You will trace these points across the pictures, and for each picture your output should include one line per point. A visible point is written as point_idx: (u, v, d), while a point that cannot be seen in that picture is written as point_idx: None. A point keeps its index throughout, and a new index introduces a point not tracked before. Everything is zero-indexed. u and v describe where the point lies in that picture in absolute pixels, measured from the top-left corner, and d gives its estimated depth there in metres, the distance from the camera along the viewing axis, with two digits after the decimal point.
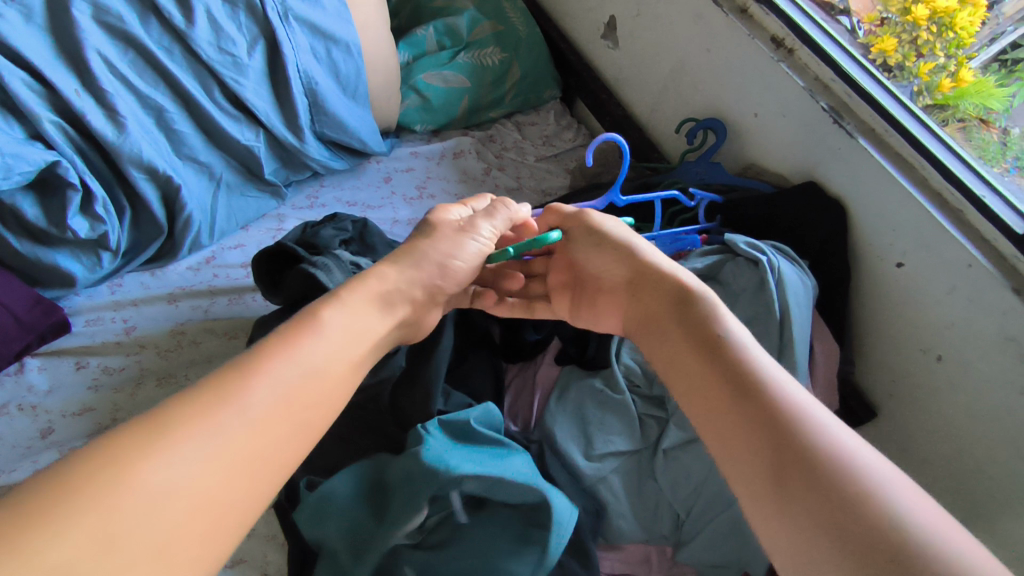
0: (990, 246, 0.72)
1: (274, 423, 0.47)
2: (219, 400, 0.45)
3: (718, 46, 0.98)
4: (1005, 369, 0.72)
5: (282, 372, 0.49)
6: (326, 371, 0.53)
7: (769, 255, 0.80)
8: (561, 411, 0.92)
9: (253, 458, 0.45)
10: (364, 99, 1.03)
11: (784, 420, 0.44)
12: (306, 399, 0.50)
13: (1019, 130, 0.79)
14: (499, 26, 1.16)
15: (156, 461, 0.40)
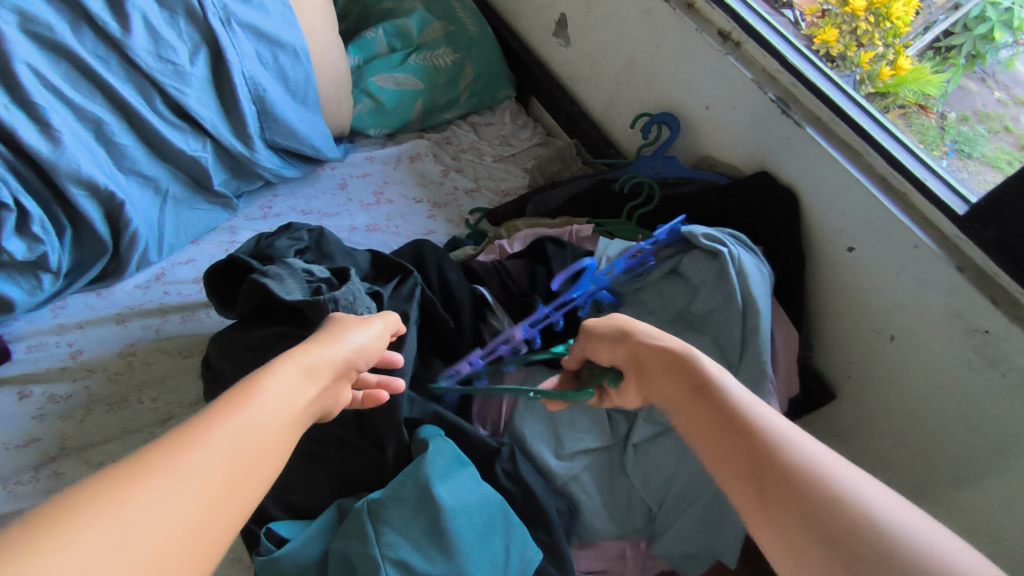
0: (937, 229, 0.77)
1: (226, 495, 0.35)
2: (156, 453, 0.34)
3: (668, 42, 0.99)
4: (952, 342, 0.78)
5: (233, 419, 0.38)
6: (286, 415, 0.42)
7: (729, 247, 0.81)
8: (529, 411, 0.89)
9: (210, 522, 0.33)
10: (314, 105, 1.00)
11: (780, 463, 0.39)
12: (265, 447, 0.39)
13: (955, 114, 0.84)
14: (449, 27, 1.17)
15: (81, 535, 0.28)
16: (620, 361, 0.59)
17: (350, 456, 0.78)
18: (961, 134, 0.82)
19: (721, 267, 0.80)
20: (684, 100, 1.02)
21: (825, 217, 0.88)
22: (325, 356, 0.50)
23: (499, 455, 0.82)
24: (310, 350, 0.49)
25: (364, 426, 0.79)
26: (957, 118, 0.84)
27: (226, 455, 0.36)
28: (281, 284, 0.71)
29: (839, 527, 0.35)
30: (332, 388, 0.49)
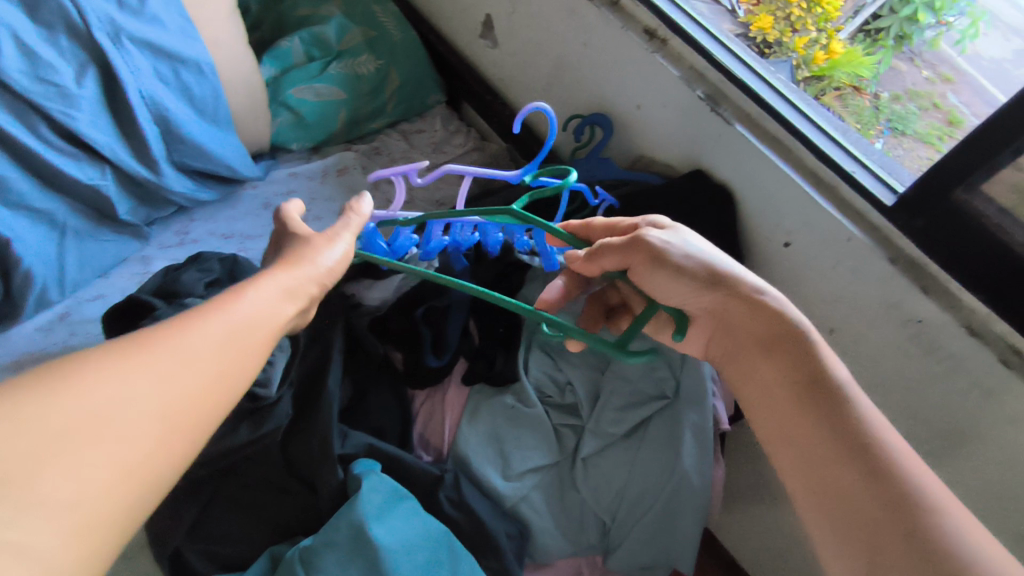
0: (866, 220, 0.77)
1: (208, 374, 0.42)
2: (161, 334, 0.41)
3: (595, 41, 0.96)
4: (889, 333, 0.78)
5: (225, 316, 0.45)
6: (270, 320, 0.49)
7: None
8: (473, 432, 0.84)
9: (202, 399, 0.41)
10: (225, 123, 0.94)
11: (888, 469, 0.46)
12: (249, 345, 0.46)
13: (888, 94, 0.92)
14: (370, 33, 1.12)
15: (100, 383, 0.36)
16: (696, 306, 0.61)
17: (280, 499, 0.74)
18: (894, 112, 0.90)
19: None
20: (614, 100, 1.00)
21: (759, 212, 0.87)
22: (305, 276, 0.55)
23: (442, 483, 0.78)
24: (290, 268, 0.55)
25: (294, 465, 0.74)
26: (889, 98, 0.92)
27: (219, 342, 0.43)
28: None
29: (921, 534, 0.42)
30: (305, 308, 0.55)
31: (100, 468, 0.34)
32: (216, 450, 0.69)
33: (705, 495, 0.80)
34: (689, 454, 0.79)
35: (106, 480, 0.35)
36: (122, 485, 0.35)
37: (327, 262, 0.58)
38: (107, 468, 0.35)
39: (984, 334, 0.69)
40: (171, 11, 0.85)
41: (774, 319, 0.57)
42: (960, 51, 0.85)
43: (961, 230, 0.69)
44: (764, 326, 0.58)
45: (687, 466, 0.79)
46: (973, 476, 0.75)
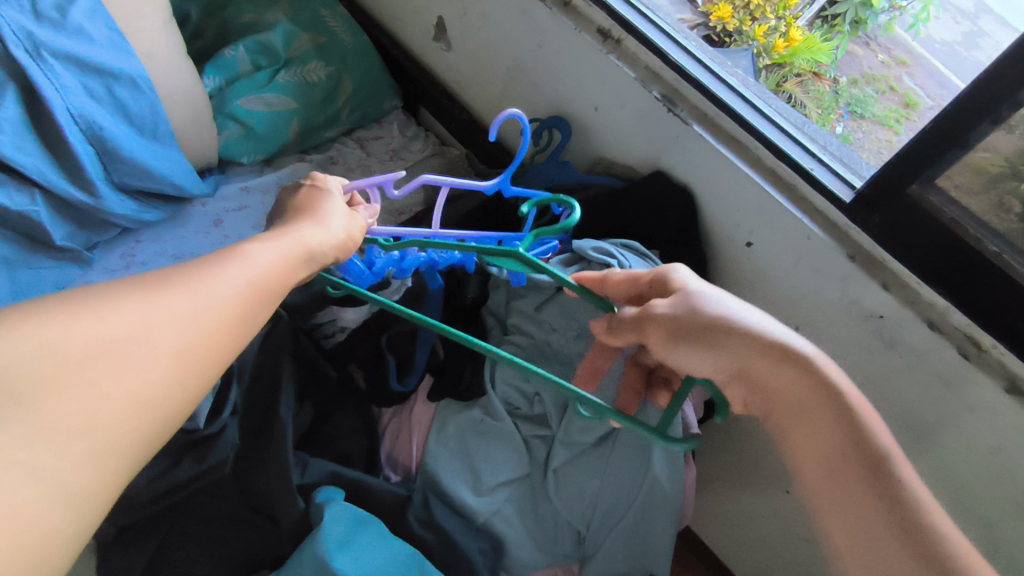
0: (824, 217, 0.77)
1: (235, 319, 0.41)
2: (180, 273, 0.40)
3: (549, 42, 0.95)
4: (851, 329, 0.78)
5: (243, 263, 0.43)
6: (286, 273, 0.47)
7: (620, 258, 0.80)
8: (441, 448, 0.82)
9: (220, 340, 0.39)
10: (166, 137, 0.90)
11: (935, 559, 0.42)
12: (268, 291, 0.44)
13: (845, 79, 0.93)
14: (319, 38, 1.08)
15: (118, 316, 0.35)
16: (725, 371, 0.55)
17: (239, 534, 0.71)
18: (852, 96, 0.91)
19: None
20: (571, 102, 0.98)
21: (720, 212, 0.87)
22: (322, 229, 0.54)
23: (411, 503, 0.77)
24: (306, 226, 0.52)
25: (251, 495, 0.71)
26: (848, 82, 0.92)
27: (239, 287, 0.42)
28: None
29: None
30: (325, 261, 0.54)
31: (115, 397, 0.34)
32: (160, 487, 0.67)
33: (679, 500, 0.79)
34: (661, 460, 0.78)
35: (118, 411, 0.34)
36: (136, 417, 0.34)
37: (338, 226, 0.56)
38: (122, 399, 0.34)
39: (943, 326, 0.69)
40: (97, 22, 0.81)
41: (814, 384, 0.50)
42: (914, 34, 0.87)
43: (917, 225, 0.69)
44: (807, 394, 0.51)
45: (658, 471, 0.77)
46: (939, 466, 0.75)
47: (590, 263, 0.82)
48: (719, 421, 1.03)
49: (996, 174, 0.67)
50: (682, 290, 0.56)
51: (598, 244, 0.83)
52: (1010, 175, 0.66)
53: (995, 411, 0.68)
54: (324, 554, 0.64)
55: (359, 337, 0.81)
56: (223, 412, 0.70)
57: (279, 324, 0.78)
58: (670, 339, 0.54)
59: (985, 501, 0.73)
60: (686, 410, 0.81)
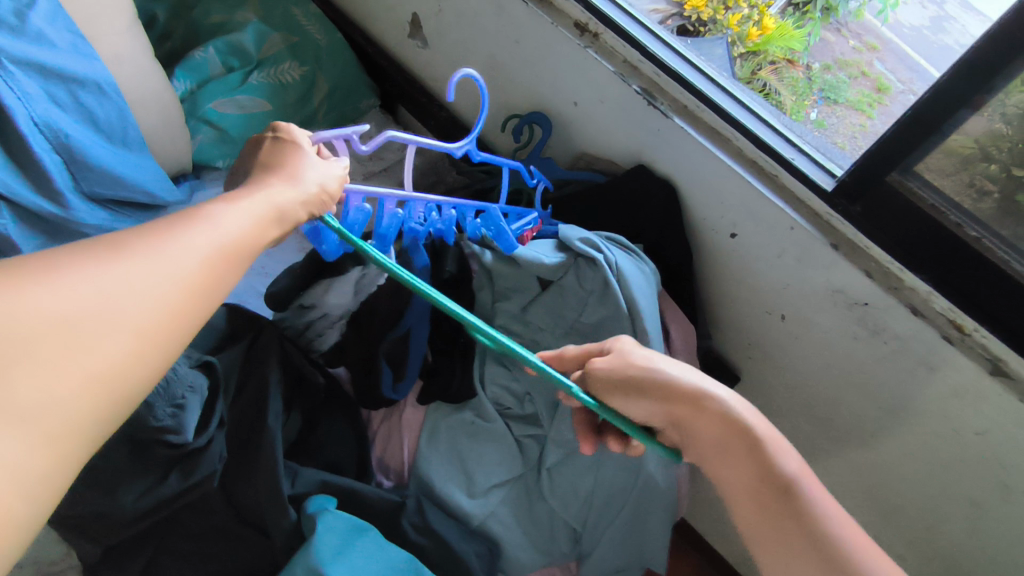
0: (807, 207, 0.77)
1: (204, 289, 0.37)
2: (142, 237, 0.36)
3: (526, 38, 0.94)
4: (837, 317, 0.78)
5: (213, 226, 0.39)
6: (257, 237, 0.43)
7: (606, 252, 0.78)
8: (432, 452, 0.81)
9: (187, 313, 0.36)
10: (136, 144, 0.88)
11: None
12: (242, 256, 0.41)
13: (819, 65, 0.93)
14: (291, 38, 1.06)
15: (75, 283, 0.32)
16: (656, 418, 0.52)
17: (231, 548, 0.69)
18: (826, 82, 0.91)
19: (603, 276, 0.77)
20: (551, 97, 0.97)
21: (704, 205, 0.86)
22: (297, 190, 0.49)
23: (404, 509, 0.75)
24: (281, 183, 0.48)
25: (240, 507, 0.70)
26: (821, 68, 0.92)
27: (211, 252, 0.38)
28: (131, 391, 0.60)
29: None
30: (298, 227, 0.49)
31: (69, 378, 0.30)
32: (146, 504, 0.63)
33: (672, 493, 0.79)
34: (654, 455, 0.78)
35: (71, 393, 0.30)
36: (93, 397, 0.31)
37: (318, 183, 0.51)
38: (76, 379, 0.30)
39: (927, 312, 0.70)
40: (57, 26, 0.78)
41: (738, 441, 0.48)
42: (883, 20, 0.88)
43: (899, 212, 0.69)
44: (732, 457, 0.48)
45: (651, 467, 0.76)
46: (926, 449, 0.76)
47: (578, 256, 0.79)
48: None
49: (967, 156, 0.67)
50: (617, 353, 0.54)
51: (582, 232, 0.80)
52: (981, 157, 0.67)
53: (979, 393, 0.69)
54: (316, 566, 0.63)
55: (354, 334, 0.80)
56: (210, 424, 0.65)
57: (263, 334, 0.76)
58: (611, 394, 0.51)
59: (971, 481, 0.74)
60: None
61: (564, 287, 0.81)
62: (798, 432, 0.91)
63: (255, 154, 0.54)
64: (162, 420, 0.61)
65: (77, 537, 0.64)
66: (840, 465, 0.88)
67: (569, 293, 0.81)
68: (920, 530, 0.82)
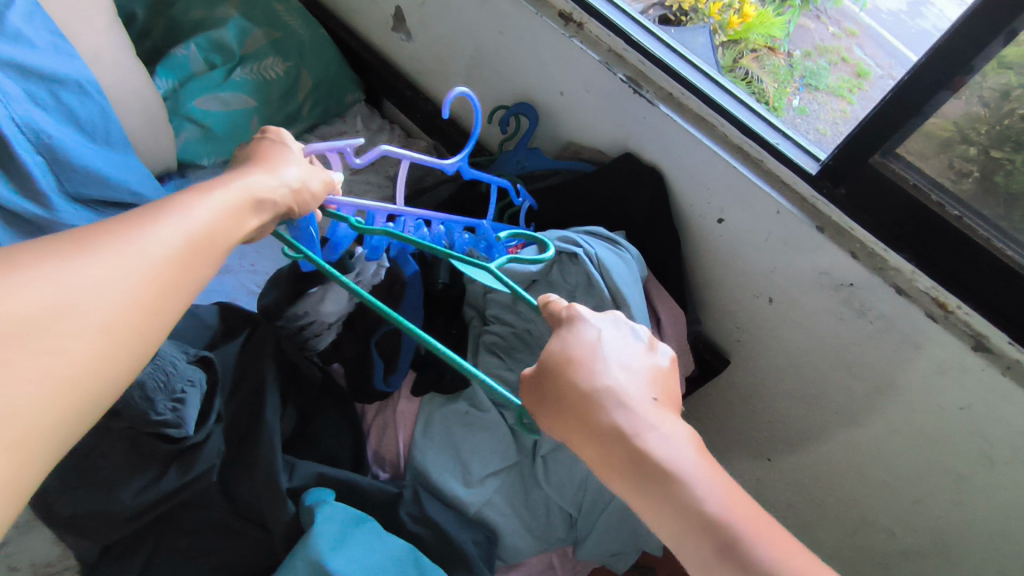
0: (792, 190, 0.78)
1: (170, 283, 0.36)
2: (104, 233, 0.35)
3: (510, 29, 0.94)
4: (822, 298, 0.80)
5: (181, 216, 0.38)
6: (227, 229, 0.42)
7: (585, 246, 0.80)
8: (428, 444, 0.81)
9: (157, 305, 0.35)
10: (119, 144, 0.87)
11: None
12: (213, 247, 0.40)
13: (800, 52, 0.94)
14: (274, 33, 1.06)
15: (39, 278, 0.31)
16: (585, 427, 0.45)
17: (230, 542, 0.69)
18: (807, 69, 0.93)
19: (586, 269, 0.79)
20: (537, 87, 0.97)
21: (691, 191, 0.87)
22: (269, 183, 0.48)
23: (401, 499, 0.75)
24: (252, 174, 0.47)
25: (239, 503, 0.70)
26: (801, 55, 0.94)
27: (178, 243, 0.37)
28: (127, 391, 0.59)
29: None
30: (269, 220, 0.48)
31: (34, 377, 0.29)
32: (144, 501, 0.63)
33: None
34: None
35: (38, 390, 0.29)
36: (62, 397, 0.30)
37: (292, 174, 0.51)
38: (41, 379, 0.29)
39: (910, 291, 0.72)
40: (37, 26, 0.77)
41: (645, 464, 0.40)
42: (862, 6, 0.87)
43: (883, 193, 0.71)
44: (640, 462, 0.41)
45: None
46: (912, 425, 0.78)
47: (559, 256, 0.82)
48: (700, 395, 1.05)
49: (946, 138, 0.69)
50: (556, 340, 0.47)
51: (564, 234, 0.83)
52: (959, 139, 0.69)
53: (961, 368, 0.70)
54: (316, 558, 0.64)
55: (350, 331, 0.79)
56: (208, 419, 0.65)
57: (259, 328, 0.76)
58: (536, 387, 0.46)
59: (956, 455, 0.76)
60: None
61: (551, 284, 0.83)
62: (788, 413, 0.93)
63: (237, 157, 0.55)
64: (163, 414, 0.60)
65: (75, 537, 0.64)
66: (831, 446, 0.89)
67: (557, 289, 0.82)
68: (907, 505, 0.84)
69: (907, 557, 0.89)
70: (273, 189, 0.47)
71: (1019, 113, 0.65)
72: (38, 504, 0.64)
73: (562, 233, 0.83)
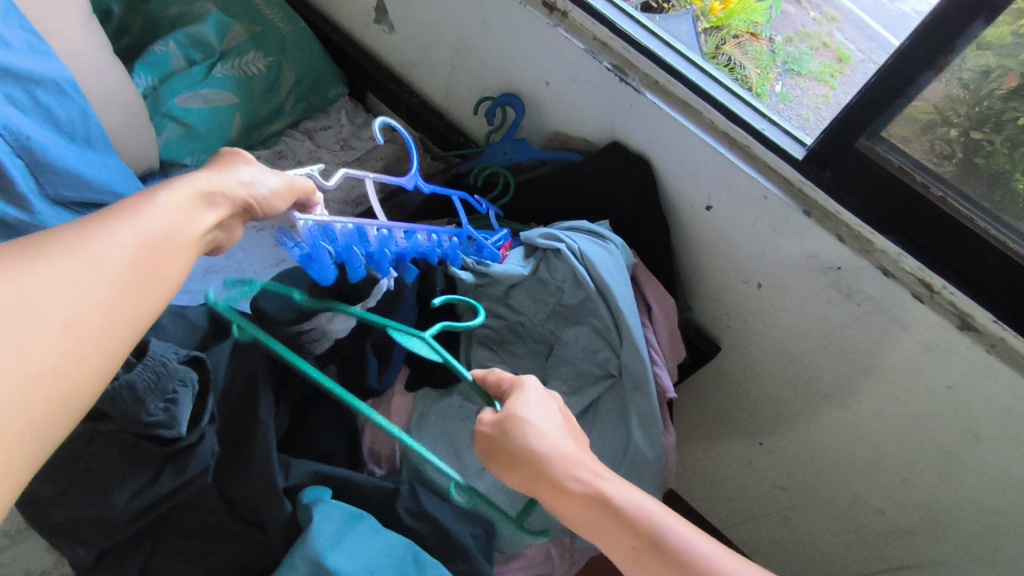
0: (780, 175, 0.78)
1: (125, 285, 0.35)
2: (53, 241, 0.34)
3: (494, 19, 0.93)
4: (810, 280, 0.80)
5: (133, 221, 0.38)
6: (184, 229, 0.41)
7: (568, 240, 0.79)
8: (424, 439, 0.80)
9: (117, 310, 0.35)
10: (99, 144, 0.86)
11: None
12: (173, 248, 0.39)
13: (781, 38, 0.94)
14: (254, 27, 1.04)
15: None
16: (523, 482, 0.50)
17: (228, 543, 0.69)
18: (788, 54, 0.93)
19: (571, 263, 0.78)
20: (522, 78, 0.97)
21: (680, 178, 0.87)
22: (230, 181, 0.46)
23: (399, 495, 0.75)
24: (207, 174, 0.46)
25: (235, 503, 0.69)
26: (783, 40, 0.94)
27: (131, 249, 0.37)
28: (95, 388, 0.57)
29: None
30: (233, 219, 0.47)
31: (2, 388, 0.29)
32: (139, 505, 0.63)
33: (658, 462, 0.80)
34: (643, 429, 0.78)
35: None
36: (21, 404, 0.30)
37: (254, 169, 0.49)
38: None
39: (897, 273, 0.72)
40: (9, 23, 0.75)
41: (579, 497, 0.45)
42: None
43: (870, 177, 0.71)
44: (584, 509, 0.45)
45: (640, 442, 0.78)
46: (901, 404, 0.79)
47: (543, 251, 0.81)
48: (692, 381, 1.06)
49: (927, 121, 0.69)
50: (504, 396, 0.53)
51: (545, 232, 0.82)
52: (940, 122, 0.70)
53: (947, 347, 0.71)
54: (316, 556, 0.64)
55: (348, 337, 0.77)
56: (201, 420, 0.64)
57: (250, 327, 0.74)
58: (486, 458, 0.51)
59: (944, 432, 0.77)
60: (663, 374, 0.82)
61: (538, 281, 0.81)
62: (779, 396, 0.94)
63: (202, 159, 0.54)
64: (155, 415, 0.59)
65: (71, 544, 0.64)
66: (823, 429, 0.90)
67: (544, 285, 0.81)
68: (896, 483, 0.86)
69: (898, 534, 0.90)
70: (232, 187, 0.46)
71: (997, 94, 0.67)
72: (30, 512, 0.63)
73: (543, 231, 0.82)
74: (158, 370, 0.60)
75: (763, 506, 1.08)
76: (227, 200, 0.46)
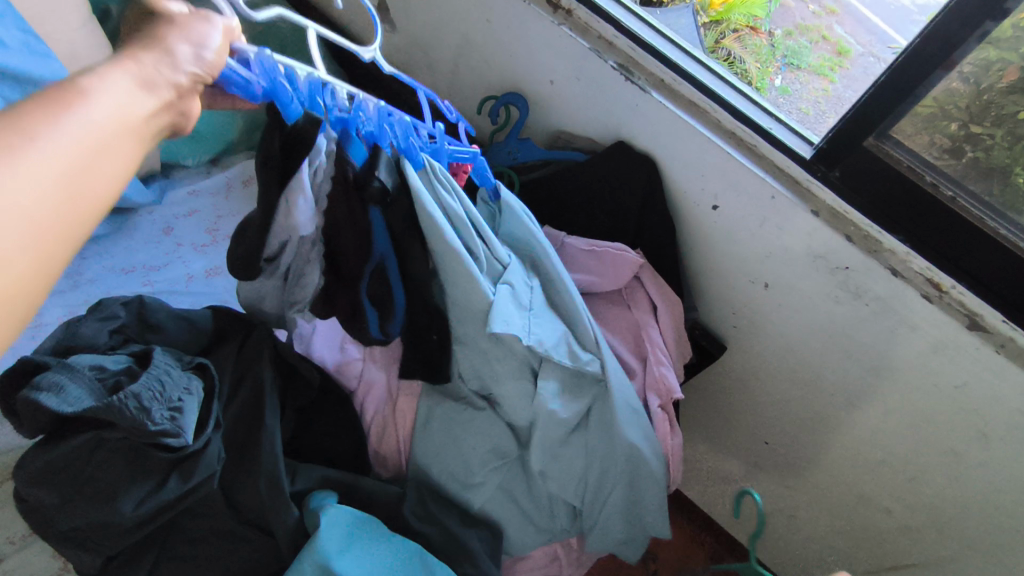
0: (787, 175, 0.78)
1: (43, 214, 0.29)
2: None
3: (498, 18, 0.92)
4: (818, 280, 0.80)
5: (52, 127, 0.30)
6: (118, 137, 0.32)
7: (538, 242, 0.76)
8: (424, 445, 0.78)
9: (44, 247, 0.29)
10: None
11: None
12: (106, 154, 0.32)
13: (780, 31, 0.93)
14: (255, 27, 1.03)
15: None
16: None
17: (236, 548, 0.68)
18: (788, 48, 0.92)
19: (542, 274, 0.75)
20: (525, 76, 0.96)
21: (685, 177, 0.86)
22: (168, 62, 0.36)
23: (405, 500, 0.75)
24: (137, 47, 0.35)
25: (241, 508, 0.68)
26: (783, 34, 0.93)
27: (49, 169, 0.29)
28: (74, 399, 0.57)
29: None
30: (182, 105, 0.37)
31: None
32: (146, 512, 0.61)
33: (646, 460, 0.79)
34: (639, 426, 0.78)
35: None
36: None
37: (198, 44, 0.38)
38: None
39: (906, 273, 0.71)
40: (7, 22, 0.73)
41: None
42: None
43: (876, 176, 0.71)
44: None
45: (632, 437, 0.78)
46: (909, 404, 0.79)
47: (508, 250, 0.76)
48: (697, 381, 1.06)
49: (928, 115, 0.68)
50: None
51: (513, 213, 0.76)
52: (942, 115, 0.69)
53: (955, 347, 0.71)
54: (325, 564, 0.63)
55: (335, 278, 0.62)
56: (207, 426, 0.63)
57: (255, 332, 0.74)
58: None
59: (953, 432, 0.77)
60: (667, 373, 0.82)
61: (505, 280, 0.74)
62: (786, 395, 0.93)
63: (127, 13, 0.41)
64: (161, 424, 0.58)
65: (76, 552, 0.63)
66: (830, 429, 0.90)
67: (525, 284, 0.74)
68: (903, 481, 0.86)
69: (905, 533, 0.90)
70: (173, 65, 0.36)
71: (997, 88, 0.66)
72: (35, 520, 0.62)
73: (514, 207, 0.75)
74: (156, 381, 0.59)
75: (767, 504, 1.08)
76: (166, 85, 0.36)
